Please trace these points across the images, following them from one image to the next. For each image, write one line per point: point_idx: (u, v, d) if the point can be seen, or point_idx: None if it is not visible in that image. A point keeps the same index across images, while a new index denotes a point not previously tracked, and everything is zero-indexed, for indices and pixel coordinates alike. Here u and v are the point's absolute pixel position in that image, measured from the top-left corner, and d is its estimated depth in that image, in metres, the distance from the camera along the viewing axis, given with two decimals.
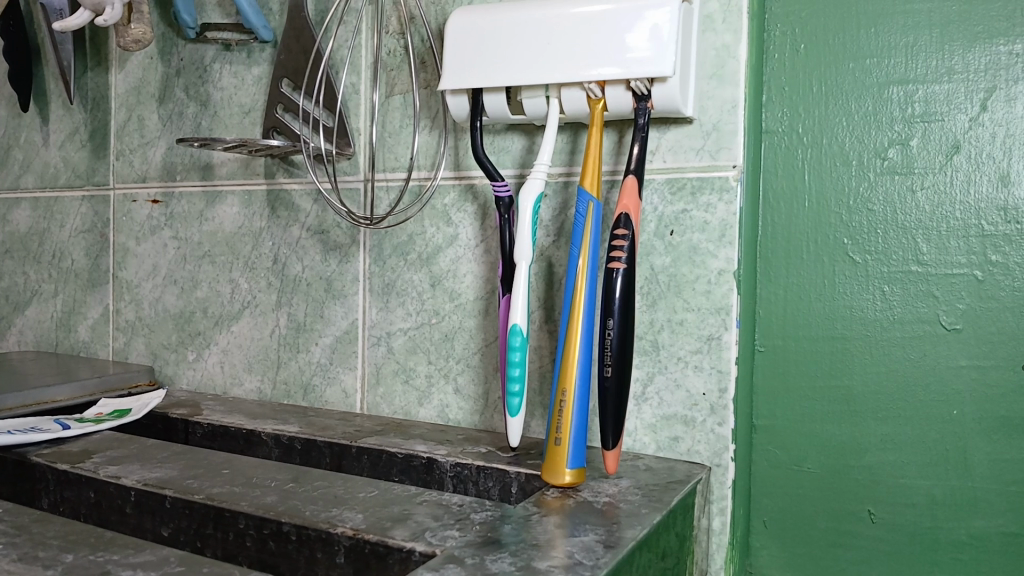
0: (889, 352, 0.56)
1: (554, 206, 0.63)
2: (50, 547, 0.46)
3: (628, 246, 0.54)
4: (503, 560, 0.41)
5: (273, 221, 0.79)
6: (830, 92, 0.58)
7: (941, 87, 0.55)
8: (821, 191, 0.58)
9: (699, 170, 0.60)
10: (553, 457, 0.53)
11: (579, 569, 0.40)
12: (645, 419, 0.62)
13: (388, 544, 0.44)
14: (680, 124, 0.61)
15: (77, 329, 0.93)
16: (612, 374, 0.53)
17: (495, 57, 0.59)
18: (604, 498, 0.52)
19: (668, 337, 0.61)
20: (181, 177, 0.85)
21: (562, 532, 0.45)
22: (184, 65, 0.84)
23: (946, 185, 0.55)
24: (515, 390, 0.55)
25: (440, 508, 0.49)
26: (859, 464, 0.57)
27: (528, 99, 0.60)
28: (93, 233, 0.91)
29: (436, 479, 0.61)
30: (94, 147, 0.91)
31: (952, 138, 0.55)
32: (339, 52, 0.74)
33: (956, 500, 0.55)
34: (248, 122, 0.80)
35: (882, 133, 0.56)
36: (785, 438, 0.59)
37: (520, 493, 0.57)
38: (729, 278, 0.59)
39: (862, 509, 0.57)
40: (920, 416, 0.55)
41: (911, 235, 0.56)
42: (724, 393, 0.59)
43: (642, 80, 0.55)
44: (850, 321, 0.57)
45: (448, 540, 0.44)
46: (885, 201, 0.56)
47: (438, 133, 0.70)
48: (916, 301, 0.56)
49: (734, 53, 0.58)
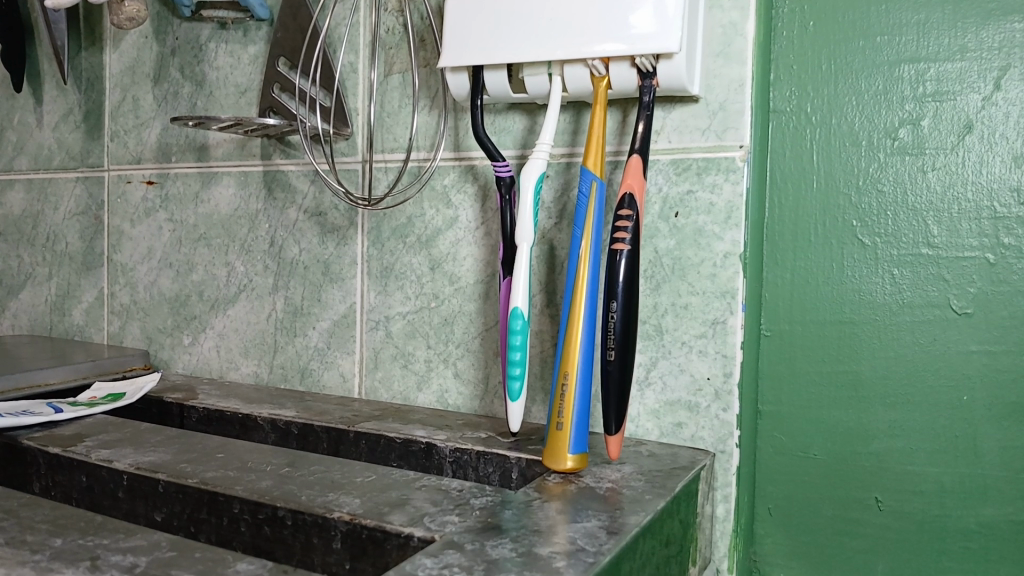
0: (897, 336, 0.55)
1: (557, 187, 0.62)
2: (38, 531, 0.44)
3: (632, 228, 0.52)
4: (503, 546, 0.40)
5: (270, 203, 0.77)
6: (840, 70, 0.56)
7: (954, 65, 0.53)
8: (830, 172, 0.57)
9: (704, 151, 0.59)
10: (555, 442, 0.52)
11: (582, 555, 0.39)
12: (648, 404, 0.61)
13: (385, 529, 0.43)
14: (684, 103, 0.59)
15: (71, 313, 0.92)
16: (615, 358, 0.52)
17: (497, 33, 0.58)
18: (607, 484, 0.51)
19: (672, 322, 0.60)
20: (176, 159, 0.83)
21: (564, 518, 0.44)
22: (179, 44, 0.83)
23: (958, 166, 0.54)
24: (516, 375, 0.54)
25: (439, 493, 0.48)
26: (866, 450, 0.56)
27: (530, 77, 0.59)
28: (87, 215, 0.90)
29: (435, 464, 0.59)
30: (89, 128, 0.90)
31: (964, 117, 0.53)
32: (338, 30, 0.73)
33: (965, 487, 0.54)
34: (244, 102, 0.79)
35: (892, 112, 0.55)
36: (791, 425, 0.58)
37: (520, 479, 0.55)
38: (735, 261, 0.58)
39: (869, 497, 0.56)
40: (929, 402, 0.54)
41: (922, 217, 0.55)
42: (729, 379, 0.58)
43: (647, 57, 0.54)
44: (859, 304, 0.56)
45: (447, 525, 0.43)
46: (895, 183, 0.55)
47: (438, 114, 0.68)
48: (926, 285, 0.54)
49: (741, 31, 0.58)
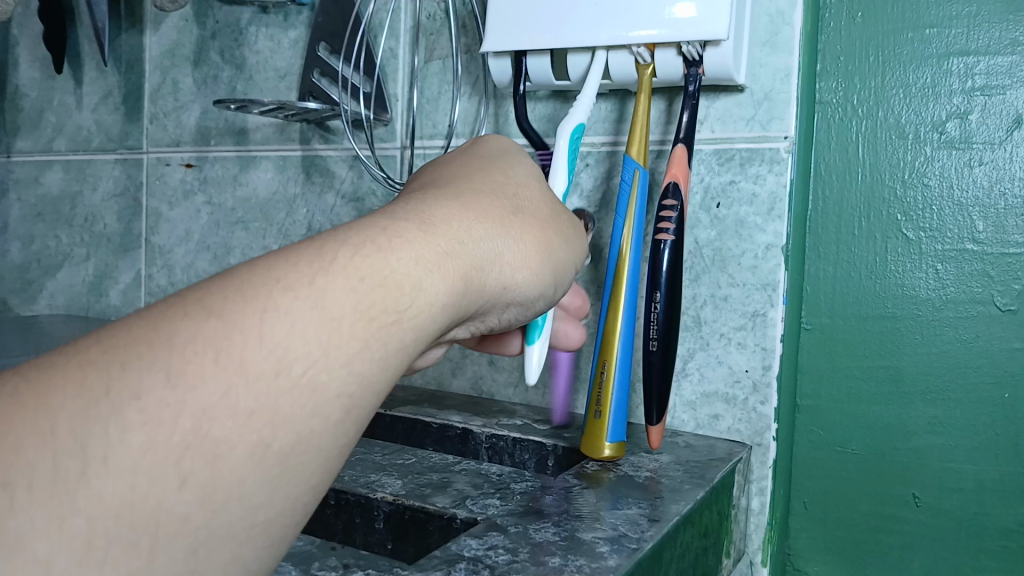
0: (940, 333, 0.55)
1: (596, 175, 0.62)
2: None
3: (677, 217, 0.53)
4: (547, 530, 0.40)
5: (308, 187, 0.78)
6: (888, 63, 0.56)
7: (1004, 59, 0.53)
8: (875, 164, 0.56)
9: (748, 141, 0.58)
10: (593, 429, 0.52)
11: (625, 542, 0.39)
12: (684, 396, 0.61)
13: (428, 510, 0.43)
14: (730, 92, 0.59)
15: (108, 294, 0.93)
16: (658, 349, 0.52)
17: (541, 16, 0.58)
18: (646, 472, 0.51)
19: (711, 313, 0.60)
20: (215, 142, 0.84)
21: (605, 505, 0.44)
22: (219, 28, 0.83)
23: (1005, 161, 0.53)
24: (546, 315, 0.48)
25: (479, 477, 0.48)
26: (905, 446, 0.56)
27: (573, 58, 0.58)
28: (126, 197, 0.91)
29: (471, 449, 0.60)
30: (128, 110, 0.91)
31: (1014, 112, 0.53)
32: (379, 16, 0.73)
33: (1005, 486, 0.53)
34: (284, 86, 0.79)
35: (940, 106, 0.54)
36: (830, 419, 0.57)
37: (557, 466, 0.56)
38: (777, 253, 0.57)
39: (907, 493, 0.56)
40: (971, 399, 0.54)
41: (967, 213, 0.54)
42: (768, 371, 0.58)
43: (694, 46, 0.54)
44: (902, 300, 0.55)
45: (489, 508, 0.43)
46: (941, 176, 0.55)
47: (478, 100, 0.69)
48: (970, 281, 0.54)
49: (789, 20, 0.57)
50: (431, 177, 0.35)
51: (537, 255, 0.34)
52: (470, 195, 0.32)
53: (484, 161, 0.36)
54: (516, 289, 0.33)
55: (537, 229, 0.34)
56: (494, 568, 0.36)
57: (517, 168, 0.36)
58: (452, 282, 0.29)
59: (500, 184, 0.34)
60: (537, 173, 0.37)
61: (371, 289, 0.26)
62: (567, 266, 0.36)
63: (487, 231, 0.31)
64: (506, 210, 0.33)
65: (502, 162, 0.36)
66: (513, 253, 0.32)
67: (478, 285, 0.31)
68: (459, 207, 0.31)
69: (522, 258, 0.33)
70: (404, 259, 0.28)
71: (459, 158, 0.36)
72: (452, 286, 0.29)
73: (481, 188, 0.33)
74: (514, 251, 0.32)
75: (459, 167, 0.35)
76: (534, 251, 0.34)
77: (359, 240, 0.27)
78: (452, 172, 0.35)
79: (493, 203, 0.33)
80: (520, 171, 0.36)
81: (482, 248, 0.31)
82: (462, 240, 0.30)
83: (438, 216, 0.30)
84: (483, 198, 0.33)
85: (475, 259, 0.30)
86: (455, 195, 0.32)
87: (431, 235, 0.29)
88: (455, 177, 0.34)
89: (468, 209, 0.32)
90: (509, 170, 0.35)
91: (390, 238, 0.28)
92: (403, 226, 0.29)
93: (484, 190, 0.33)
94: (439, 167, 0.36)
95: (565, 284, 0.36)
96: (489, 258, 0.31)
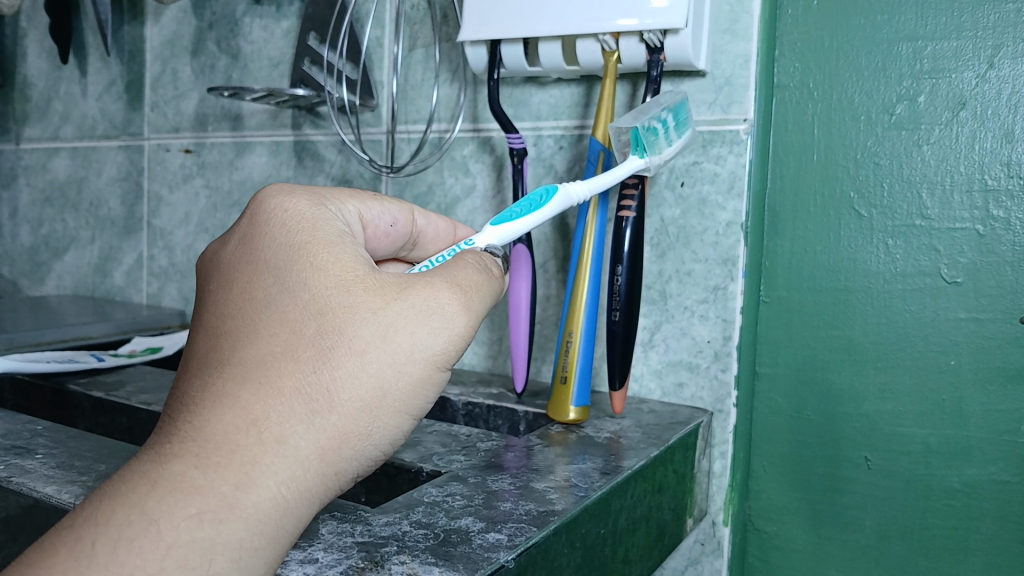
0: (890, 303, 0.57)
1: (569, 157, 0.66)
2: (86, 457, 0.48)
3: (637, 198, 0.55)
4: (503, 480, 0.44)
5: (300, 171, 0.82)
6: (842, 47, 0.58)
7: (949, 44, 0.55)
8: (829, 145, 0.59)
9: (710, 124, 0.61)
10: (560, 396, 0.56)
11: (574, 490, 0.43)
12: (652, 365, 0.64)
13: (398, 465, 0.48)
14: (693, 77, 0.61)
15: (113, 275, 0.97)
16: (620, 318, 0.55)
17: (516, 11, 0.60)
18: (607, 434, 0.54)
19: (676, 287, 0.63)
20: (212, 129, 0.88)
21: (564, 460, 0.48)
22: (216, 18, 0.86)
23: (951, 141, 0.56)
24: (514, 210, 0.47)
25: (448, 437, 0.52)
26: (856, 411, 0.59)
27: (544, 48, 0.61)
28: (129, 181, 0.95)
29: (449, 416, 0.64)
30: (130, 98, 0.94)
31: (959, 94, 0.55)
32: (365, 6, 0.76)
33: (950, 448, 0.56)
34: (276, 74, 0.83)
35: (891, 89, 0.57)
36: (786, 386, 0.61)
37: (528, 430, 0.59)
38: (738, 230, 0.60)
39: (859, 456, 0.59)
40: (918, 365, 0.57)
41: (916, 189, 0.57)
42: (728, 341, 0.61)
43: (654, 33, 0.56)
44: (854, 273, 0.59)
45: (453, 462, 0.48)
46: (891, 156, 0.57)
47: (458, 86, 0.72)
48: (918, 255, 0.57)
49: (748, 8, 0.59)
50: (218, 319, 0.36)
51: (368, 396, 0.34)
52: (255, 373, 0.34)
53: (275, 284, 0.36)
54: (360, 450, 0.34)
55: (343, 371, 0.34)
56: (449, 510, 0.40)
57: (313, 279, 0.35)
58: (257, 505, 0.31)
59: (293, 331, 0.34)
60: (342, 274, 0.36)
61: (164, 560, 0.29)
62: (409, 380, 0.35)
63: (281, 424, 0.33)
64: (302, 377, 0.33)
65: (296, 277, 0.35)
66: (330, 426, 0.33)
67: (303, 481, 0.33)
68: (238, 406, 0.33)
69: (349, 418, 0.34)
70: (189, 516, 0.30)
71: (252, 272, 0.36)
72: (263, 509, 0.32)
73: (269, 351, 0.34)
74: (333, 422, 0.33)
75: (246, 305, 0.35)
76: (363, 394, 0.34)
77: (121, 516, 0.30)
78: (239, 316, 0.35)
79: (286, 372, 0.34)
80: (319, 283, 0.35)
81: (284, 450, 0.32)
82: (241, 449, 0.32)
83: (216, 437, 0.32)
84: (267, 373, 0.34)
85: (280, 467, 0.32)
86: (230, 385, 0.33)
87: (210, 469, 0.31)
88: (239, 325, 0.35)
89: (241, 409, 0.33)
90: (300, 296, 0.35)
91: (159, 501, 0.30)
92: (173, 471, 0.31)
93: (273, 356, 0.34)
94: (227, 292, 0.36)
95: (415, 401, 0.35)
96: (299, 457, 0.33)
